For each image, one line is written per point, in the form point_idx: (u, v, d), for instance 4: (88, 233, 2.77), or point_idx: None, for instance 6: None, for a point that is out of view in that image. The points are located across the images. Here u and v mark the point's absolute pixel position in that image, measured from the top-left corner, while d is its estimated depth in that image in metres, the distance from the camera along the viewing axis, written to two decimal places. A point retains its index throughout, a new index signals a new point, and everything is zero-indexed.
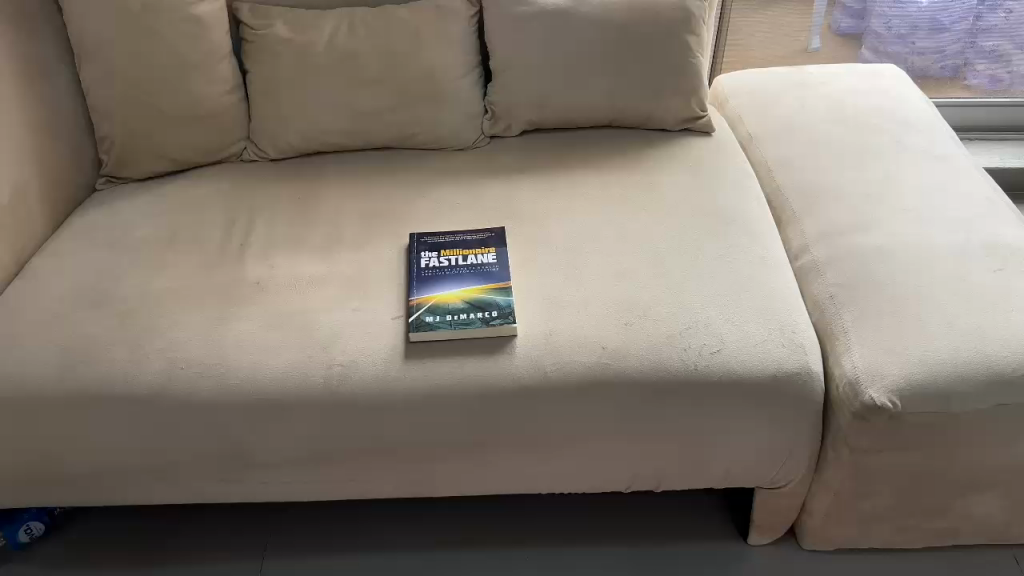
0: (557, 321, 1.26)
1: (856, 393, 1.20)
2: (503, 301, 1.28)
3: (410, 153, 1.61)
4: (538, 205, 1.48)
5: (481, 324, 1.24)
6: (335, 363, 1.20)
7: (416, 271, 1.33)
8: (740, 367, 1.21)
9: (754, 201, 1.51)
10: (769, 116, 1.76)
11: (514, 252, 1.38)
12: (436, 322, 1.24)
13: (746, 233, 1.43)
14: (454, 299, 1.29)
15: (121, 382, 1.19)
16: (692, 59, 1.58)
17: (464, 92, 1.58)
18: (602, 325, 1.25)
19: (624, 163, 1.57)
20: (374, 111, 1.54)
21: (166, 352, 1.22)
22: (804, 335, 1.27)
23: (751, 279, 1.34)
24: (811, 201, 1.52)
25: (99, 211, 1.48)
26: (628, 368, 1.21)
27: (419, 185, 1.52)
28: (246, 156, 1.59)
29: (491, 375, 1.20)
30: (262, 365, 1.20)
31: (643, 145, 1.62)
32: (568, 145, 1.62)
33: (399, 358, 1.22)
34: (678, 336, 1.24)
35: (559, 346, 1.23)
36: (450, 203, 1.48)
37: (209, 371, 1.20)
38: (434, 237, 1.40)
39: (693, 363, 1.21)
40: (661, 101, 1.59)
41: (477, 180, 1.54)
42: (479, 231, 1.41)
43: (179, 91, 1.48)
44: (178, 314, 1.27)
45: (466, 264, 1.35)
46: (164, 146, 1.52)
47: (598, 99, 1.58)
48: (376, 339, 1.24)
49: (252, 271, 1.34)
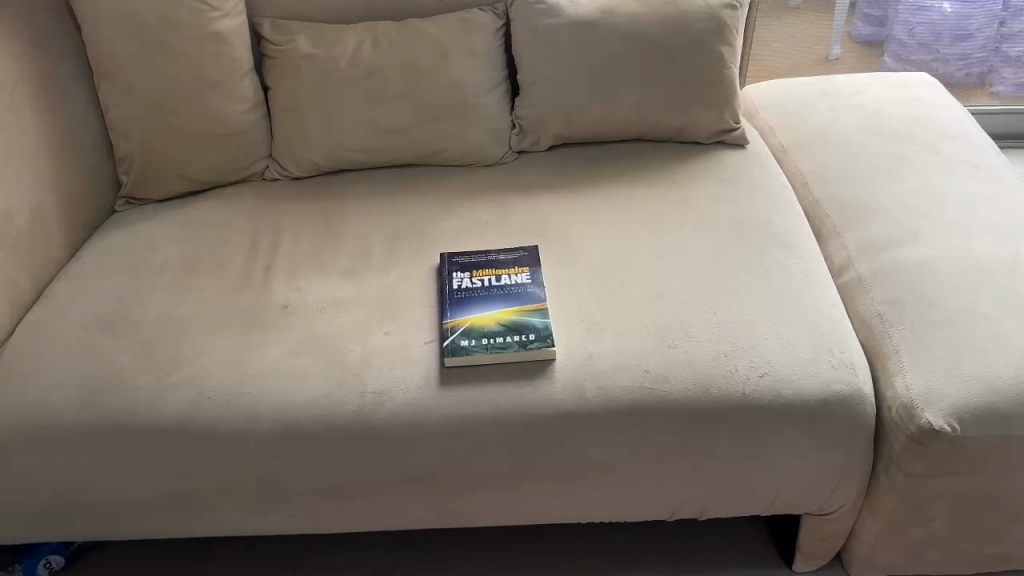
0: (598, 343, 1.22)
1: (911, 416, 1.16)
2: (539, 322, 1.23)
3: (435, 169, 1.57)
4: (570, 222, 1.43)
5: (519, 348, 1.19)
6: (366, 391, 1.16)
7: (448, 292, 1.29)
8: (790, 390, 1.18)
9: (793, 213, 1.46)
10: (801, 127, 1.71)
11: (548, 270, 1.34)
12: (472, 346, 1.20)
13: (788, 249, 1.38)
14: (488, 321, 1.24)
15: (147, 412, 1.14)
16: (724, 70, 1.54)
17: (491, 106, 1.53)
18: (644, 346, 1.21)
19: (657, 178, 1.52)
20: (399, 128, 1.50)
21: (193, 380, 1.17)
22: (853, 355, 1.23)
23: (796, 296, 1.30)
24: (851, 213, 1.48)
25: (119, 231, 1.44)
26: (673, 392, 1.17)
27: (446, 203, 1.48)
28: (268, 174, 1.55)
29: (529, 401, 1.16)
30: (292, 392, 1.16)
31: (675, 158, 1.57)
32: (597, 159, 1.57)
33: (434, 383, 1.17)
34: (725, 358, 1.20)
35: (600, 368, 1.19)
36: (479, 220, 1.44)
37: (238, 399, 1.15)
38: (465, 257, 1.35)
39: (742, 387, 1.17)
40: (692, 113, 1.54)
41: (506, 196, 1.49)
42: (512, 249, 1.37)
43: (201, 109, 1.45)
44: (203, 340, 1.22)
45: (499, 285, 1.30)
46: (185, 165, 1.47)
47: (629, 112, 1.53)
48: (409, 365, 1.19)
49: (280, 294, 1.30)
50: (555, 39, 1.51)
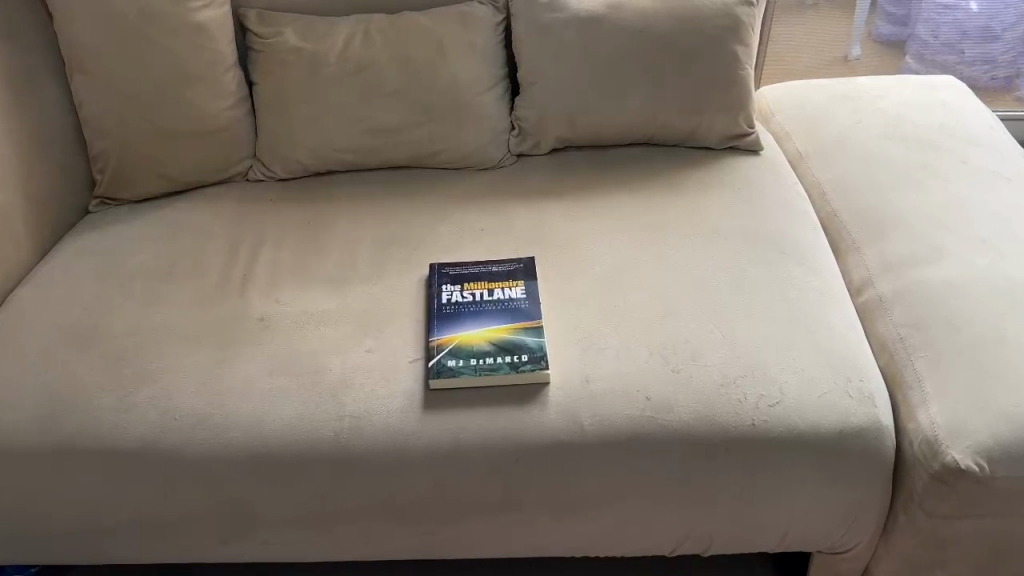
0: (597, 366, 1.13)
1: (935, 453, 1.06)
2: (532, 342, 1.14)
3: (429, 172, 1.47)
4: (570, 231, 1.34)
5: (510, 371, 1.11)
6: (344, 416, 1.08)
7: (437, 306, 1.20)
8: (802, 422, 1.09)
9: (809, 225, 1.37)
10: (819, 132, 1.62)
11: (545, 283, 1.25)
12: (459, 367, 1.11)
13: (804, 264, 1.29)
14: (478, 340, 1.15)
15: (108, 434, 1.06)
16: (739, 70, 1.44)
17: (489, 106, 1.44)
18: (647, 370, 1.12)
19: (665, 185, 1.43)
20: (391, 128, 1.41)
21: (158, 401, 1.09)
22: (872, 384, 1.14)
23: (811, 317, 1.21)
24: (871, 227, 1.38)
25: (91, 234, 1.35)
26: (676, 422, 1.08)
27: (439, 208, 1.39)
28: (252, 175, 1.46)
29: (520, 428, 1.08)
30: (264, 415, 1.08)
31: (685, 164, 1.47)
32: (601, 164, 1.48)
33: (418, 407, 1.09)
34: (733, 386, 1.11)
35: (597, 395, 1.10)
36: (473, 227, 1.35)
37: (206, 423, 1.07)
38: (456, 268, 1.26)
39: (751, 418, 1.09)
40: (703, 116, 1.45)
41: (503, 202, 1.40)
42: (507, 260, 1.28)
43: (181, 106, 1.36)
44: (172, 355, 1.14)
45: (492, 299, 1.21)
46: (163, 165, 1.39)
47: (636, 115, 1.44)
48: (392, 387, 1.11)
49: (257, 305, 1.21)
50: (559, 35, 1.41)
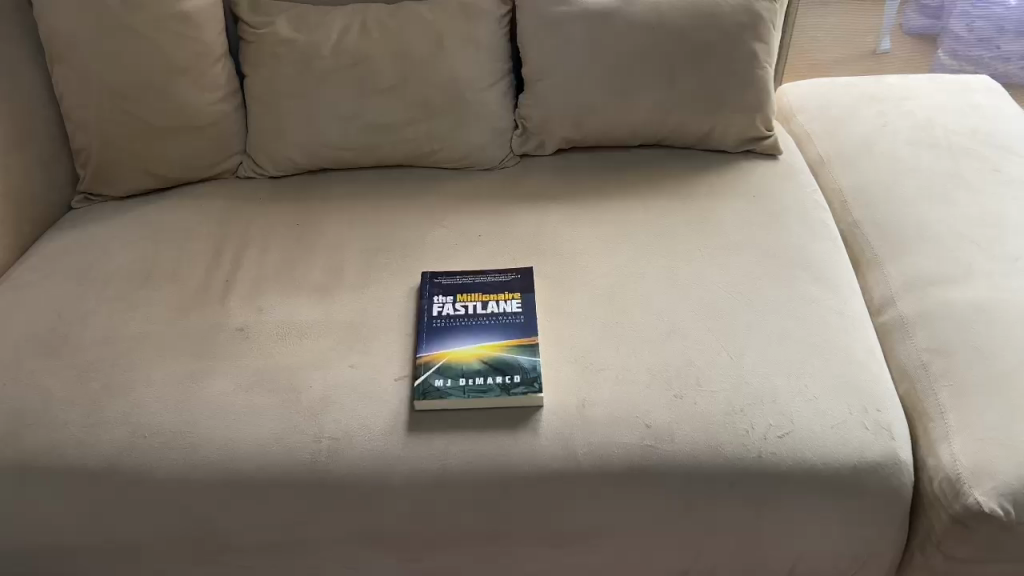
0: (594, 390, 1.06)
1: (956, 494, 0.98)
2: (526, 362, 1.07)
3: (427, 172, 1.40)
4: (572, 240, 1.26)
5: (501, 393, 1.04)
6: (322, 437, 1.02)
7: (427, 319, 1.13)
8: (813, 456, 1.01)
9: (827, 239, 1.29)
10: (843, 135, 1.52)
11: (542, 296, 1.17)
12: (447, 388, 1.04)
13: (820, 282, 1.21)
14: (469, 358, 1.08)
15: (73, 453, 1.00)
16: (757, 70, 1.36)
17: (491, 104, 1.37)
18: (647, 394, 1.05)
19: (675, 191, 1.35)
20: (387, 126, 1.34)
21: (128, 418, 1.03)
22: (890, 415, 1.06)
23: (826, 340, 1.13)
24: (895, 241, 1.29)
25: (72, 233, 1.30)
26: (677, 452, 1.01)
27: (435, 212, 1.32)
28: (242, 172, 1.39)
29: (509, 456, 1.01)
30: (238, 435, 1.02)
31: (697, 168, 1.39)
32: (609, 167, 1.40)
33: (401, 430, 1.02)
34: (739, 413, 1.04)
35: (593, 421, 1.03)
36: (469, 233, 1.28)
37: (177, 443, 1.01)
38: (449, 278, 1.19)
39: (758, 450, 1.01)
40: (718, 119, 1.36)
41: (503, 206, 1.33)
42: (503, 271, 1.20)
43: (167, 99, 1.29)
44: (145, 368, 1.08)
45: (486, 313, 1.14)
46: (148, 161, 1.32)
47: (646, 116, 1.36)
48: (375, 407, 1.04)
49: (238, 314, 1.15)
50: (566, 29, 1.33)
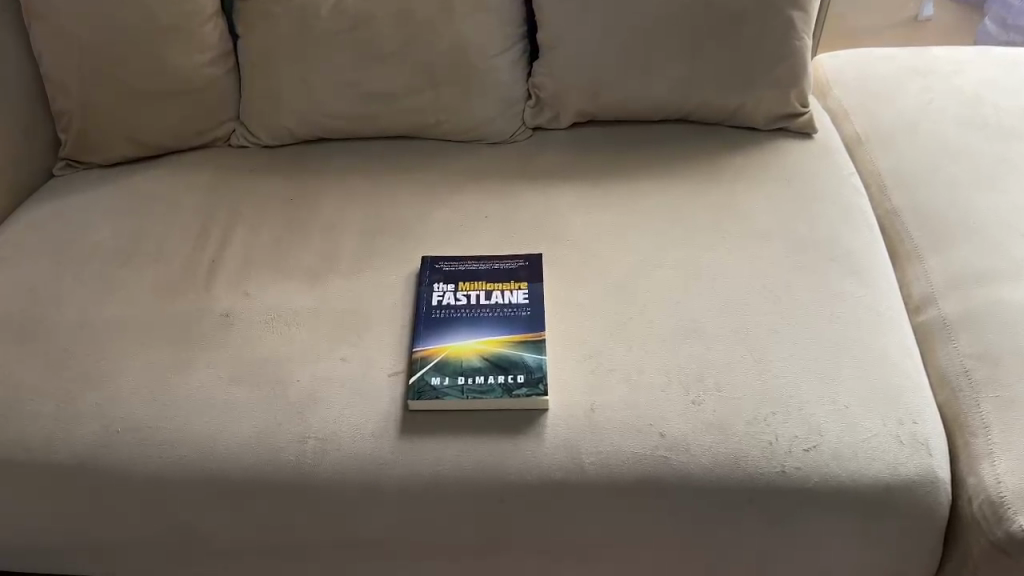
0: (603, 393, 0.97)
1: (999, 519, 0.89)
2: (531, 360, 0.98)
3: (432, 144, 1.31)
4: (587, 223, 1.16)
5: (502, 395, 0.95)
6: (308, 437, 0.94)
7: (425, 310, 1.05)
8: (841, 471, 0.93)
9: (863, 228, 1.19)
10: (883, 113, 1.41)
11: (551, 286, 1.08)
12: (444, 388, 0.96)
13: (853, 276, 1.11)
14: (469, 354, 1.00)
15: (39, 448, 0.93)
16: (794, 40, 1.24)
17: (502, 72, 1.26)
18: (661, 400, 0.97)
19: (699, 171, 1.24)
20: (389, 93, 1.25)
21: (100, 410, 0.95)
22: (927, 427, 0.97)
23: (859, 342, 1.04)
24: (938, 231, 1.19)
25: (52, 203, 1.22)
26: (693, 465, 0.93)
27: (439, 189, 1.22)
28: (234, 140, 1.30)
29: (509, 463, 0.93)
30: (217, 432, 0.94)
31: (724, 146, 1.29)
32: (628, 142, 1.29)
33: (393, 432, 0.95)
34: (761, 423, 0.95)
35: (601, 427, 0.95)
36: (475, 213, 1.18)
37: (150, 439, 0.93)
38: (451, 264, 1.10)
39: (781, 463, 0.93)
40: (749, 93, 1.26)
41: (513, 183, 1.23)
42: (510, 257, 1.11)
43: (152, 61, 1.20)
44: (121, 356, 1.00)
45: (489, 304, 1.05)
46: (133, 127, 1.24)
47: (670, 89, 1.25)
48: (366, 405, 0.97)
49: (223, 299, 1.07)
50: None
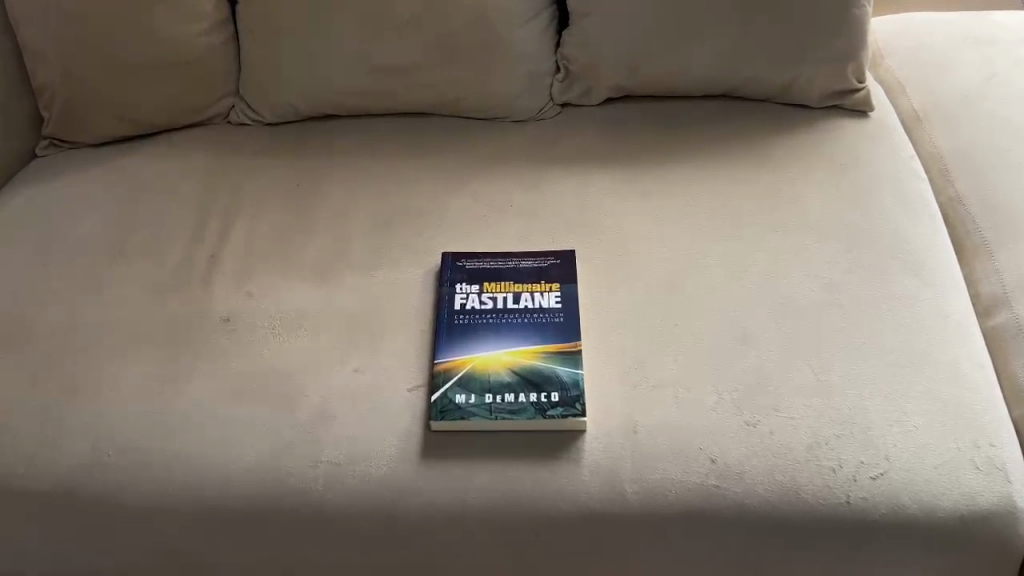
0: (648, 412, 0.87)
1: None
2: (566, 376, 0.88)
3: (451, 122, 1.19)
4: (623, 214, 1.05)
5: (536, 415, 0.85)
6: (320, 461, 0.85)
7: (448, 315, 0.95)
8: (912, 502, 0.83)
9: (927, 218, 1.07)
10: (942, 86, 1.28)
11: (585, 287, 0.98)
12: (470, 407, 0.86)
13: (919, 275, 1.01)
14: (496, 366, 0.90)
15: (22, 473, 0.84)
16: (853, 8, 1.12)
17: (529, 43, 1.14)
18: (712, 421, 0.87)
19: (745, 155, 1.13)
20: (403, 67, 1.13)
21: (86, 429, 0.86)
22: (1006, 450, 0.87)
23: (928, 353, 0.93)
24: (1011, 223, 1.08)
25: (36, 188, 1.11)
26: (749, 495, 0.83)
27: (459, 173, 1.11)
28: (233, 117, 1.19)
29: (543, 493, 0.83)
30: (218, 455, 0.85)
31: (772, 127, 1.17)
32: (666, 121, 1.18)
33: (414, 455, 0.85)
34: (824, 447, 0.86)
35: (646, 452, 0.85)
36: (499, 201, 1.08)
37: (143, 463, 0.84)
38: (475, 261, 1.00)
39: (845, 494, 0.84)
40: (800, 68, 1.14)
41: (540, 166, 1.12)
42: (539, 254, 1.01)
43: (142, 31, 1.09)
44: (112, 366, 0.91)
45: (517, 308, 0.95)
46: (122, 104, 1.12)
47: (713, 63, 1.14)
48: (383, 424, 0.87)
49: (222, 300, 0.97)
50: None
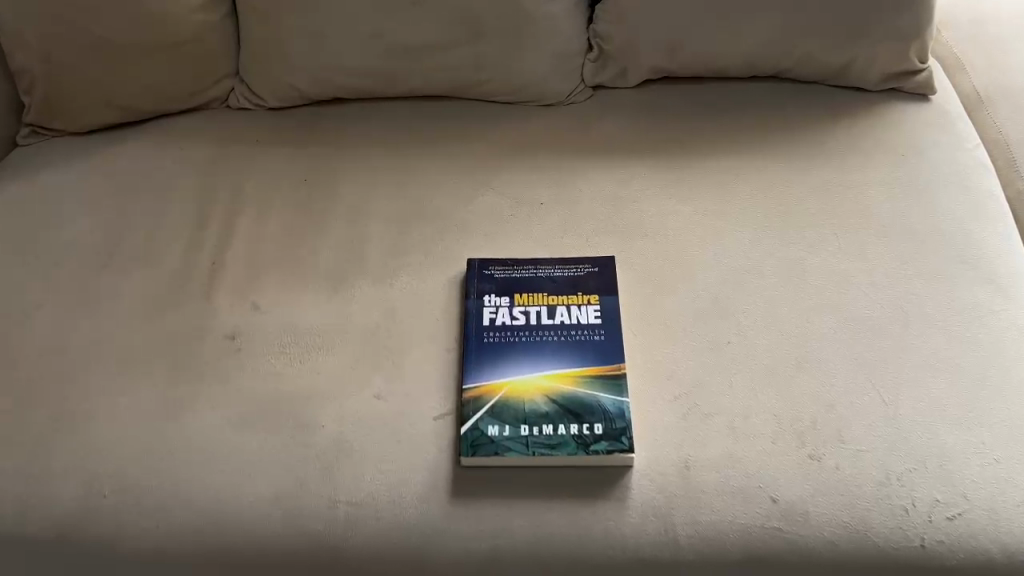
0: (700, 445, 0.79)
1: None
2: (610, 405, 0.80)
3: (473, 107, 1.09)
4: (665, 216, 0.96)
5: (578, 451, 0.77)
6: (339, 501, 0.76)
7: (476, 332, 0.86)
8: (995, 546, 0.75)
9: (1000, 218, 0.97)
10: (1007, 65, 1.18)
11: (626, 300, 0.89)
12: (504, 441, 0.78)
13: (993, 283, 0.91)
14: (532, 393, 0.81)
15: (8, 516, 0.76)
16: None
17: (559, 20, 1.03)
18: (771, 454, 0.79)
19: (796, 146, 1.04)
20: (420, 46, 1.02)
21: (79, 465, 0.78)
22: None
23: (1007, 373, 0.84)
24: None
25: (19, 183, 1.01)
26: (814, 538, 0.75)
27: (484, 167, 1.02)
28: (233, 101, 1.09)
29: (588, 538, 0.75)
30: (225, 494, 0.76)
31: (824, 114, 1.07)
32: (707, 109, 1.08)
33: (443, 494, 0.77)
34: (895, 483, 0.78)
35: (700, 491, 0.77)
36: (527, 199, 0.98)
37: (142, 504, 0.76)
38: (504, 269, 0.91)
39: (920, 536, 0.75)
40: (859, 47, 1.03)
41: (571, 159, 1.02)
42: (574, 261, 0.91)
43: (129, 8, 0.97)
44: (107, 393, 0.82)
45: (553, 324, 0.86)
46: (111, 89, 1.02)
47: (762, 43, 1.03)
48: (407, 457, 0.79)
49: (227, 315, 0.88)
50: None
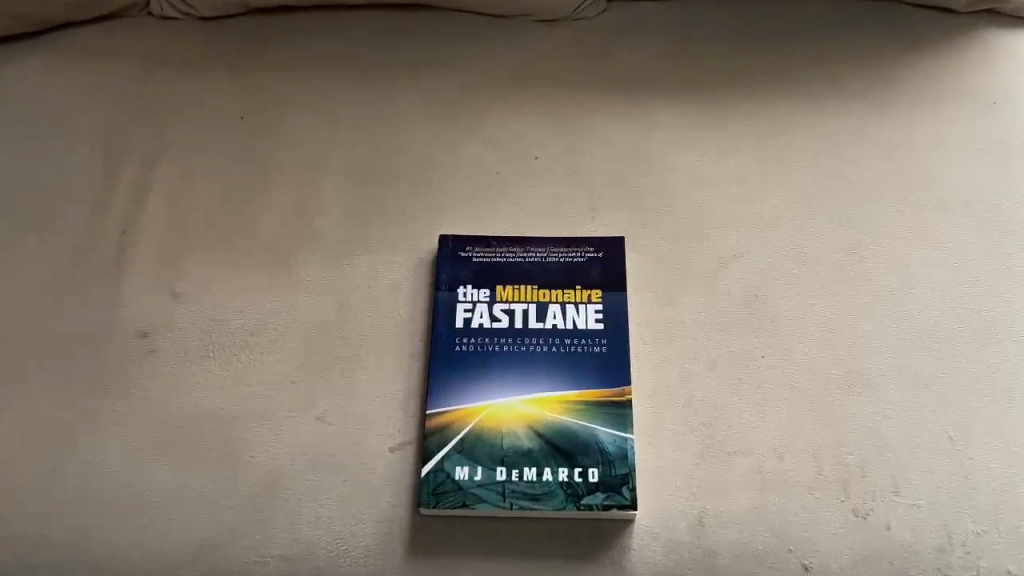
0: (720, 491, 0.63)
1: None
2: (608, 444, 0.64)
3: (459, 23, 0.90)
4: (691, 183, 0.78)
5: (567, 505, 0.61)
6: (269, 555, 0.60)
7: (446, 336, 0.69)
8: None
9: None
10: None
11: (636, 298, 0.72)
12: (474, 488, 0.62)
13: None
14: (512, 423, 0.64)
15: None
16: None
17: None
18: (805, 504, 0.62)
19: (859, 93, 0.83)
20: None
21: None
22: None
23: None
24: None
25: None
26: None
27: (469, 108, 0.83)
28: (155, 7, 0.89)
29: None
30: (126, 541, 0.60)
31: (896, 48, 0.86)
32: (746, 35, 0.88)
33: (399, 547, 0.60)
34: (959, 550, 0.60)
35: (715, 552, 0.60)
36: (520, 153, 0.80)
37: (23, 555, 0.60)
38: (485, 252, 0.73)
39: None
40: None
41: (577, 103, 0.83)
42: (572, 243, 0.74)
43: None
44: None
45: (542, 329, 0.69)
46: None
47: None
48: (356, 499, 0.62)
49: (140, 306, 0.71)
50: None
